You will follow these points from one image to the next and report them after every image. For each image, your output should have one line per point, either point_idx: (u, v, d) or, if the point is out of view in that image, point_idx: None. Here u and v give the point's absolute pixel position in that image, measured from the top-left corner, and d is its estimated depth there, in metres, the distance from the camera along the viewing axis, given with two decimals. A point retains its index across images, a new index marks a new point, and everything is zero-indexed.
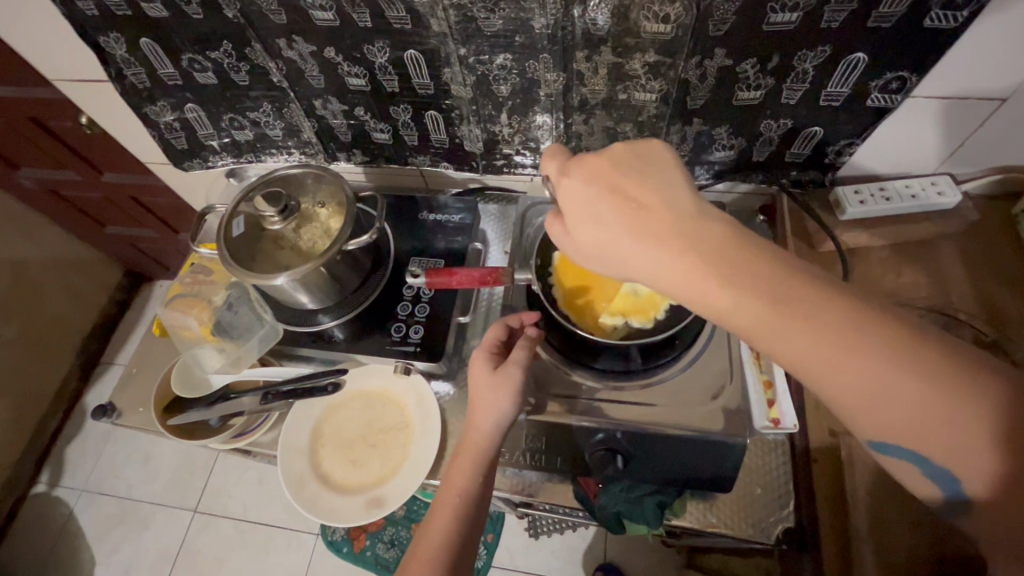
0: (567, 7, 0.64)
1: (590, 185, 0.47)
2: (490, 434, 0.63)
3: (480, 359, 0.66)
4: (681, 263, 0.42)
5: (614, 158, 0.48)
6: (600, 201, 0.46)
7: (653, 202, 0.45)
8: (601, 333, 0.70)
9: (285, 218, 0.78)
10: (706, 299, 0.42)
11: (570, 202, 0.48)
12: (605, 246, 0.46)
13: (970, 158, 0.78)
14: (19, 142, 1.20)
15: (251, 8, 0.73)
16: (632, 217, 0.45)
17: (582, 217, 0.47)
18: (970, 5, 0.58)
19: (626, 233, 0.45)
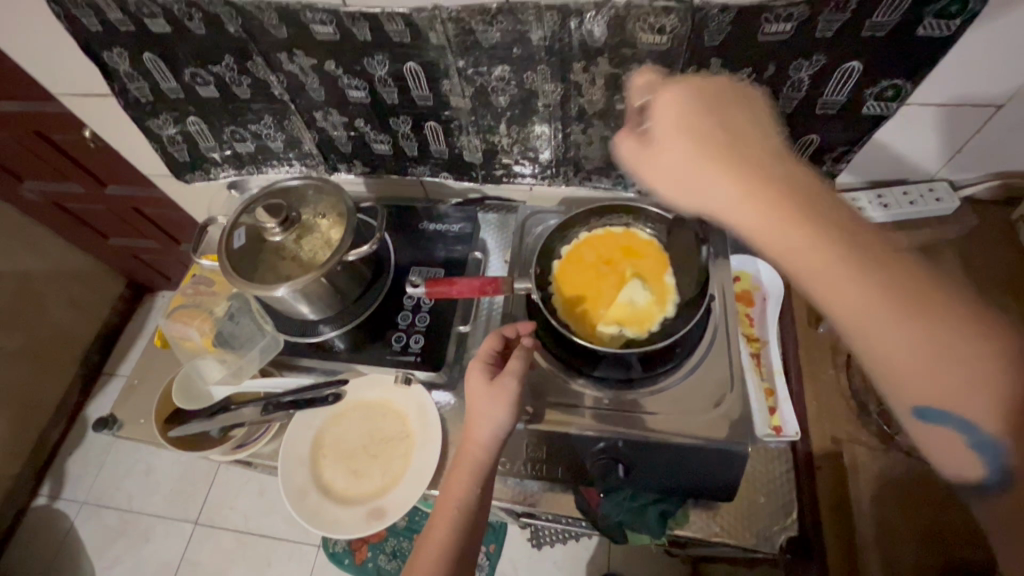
0: (564, 19, 0.65)
1: (684, 100, 0.49)
2: (488, 445, 0.63)
3: (477, 368, 0.66)
4: (762, 190, 0.43)
5: (712, 88, 0.50)
6: (692, 115, 0.48)
7: (745, 132, 0.47)
8: (598, 340, 0.69)
9: (286, 229, 0.79)
10: (778, 224, 0.42)
11: (659, 115, 0.49)
12: (686, 158, 0.47)
13: (968, 165, 0.79)
14: (24, 156, 1.21)
15: (252, 23, 0.74)
16: (720, 137, 0.46)
17: (667, 128, 0.49)
18: (962, 15, 0.59)
19: (711, 148, 0.46)
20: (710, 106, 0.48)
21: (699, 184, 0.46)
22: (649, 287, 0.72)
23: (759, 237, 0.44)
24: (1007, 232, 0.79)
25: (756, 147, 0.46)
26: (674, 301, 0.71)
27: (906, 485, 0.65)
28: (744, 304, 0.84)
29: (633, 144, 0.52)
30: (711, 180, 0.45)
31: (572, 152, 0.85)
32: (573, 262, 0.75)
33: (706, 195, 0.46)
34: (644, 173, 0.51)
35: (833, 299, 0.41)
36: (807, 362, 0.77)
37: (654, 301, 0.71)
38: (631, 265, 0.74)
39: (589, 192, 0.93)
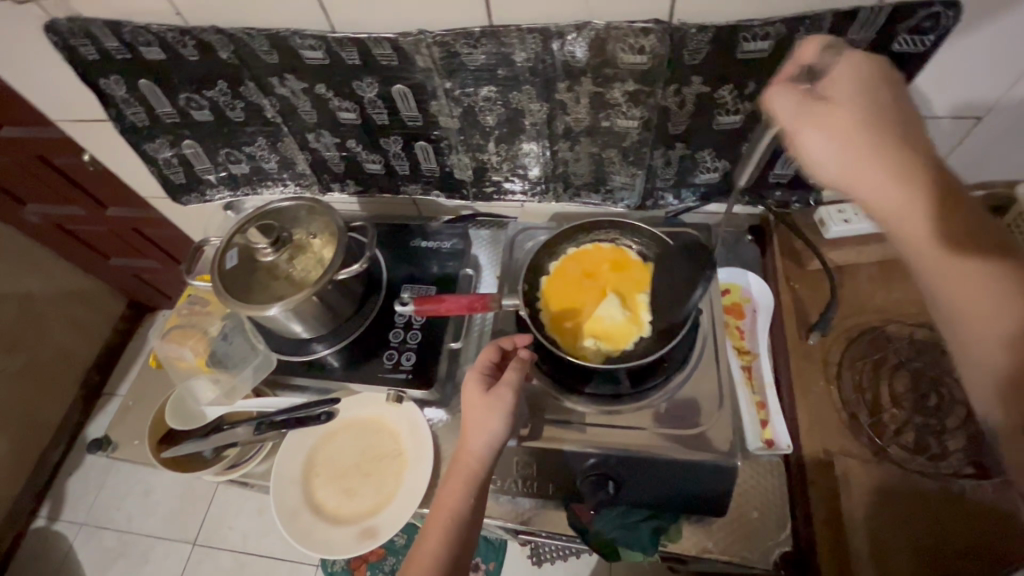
0: (547, 41, 0.67)
1: (864, 74, 0.51)
2: (481, 460, 0.63)
3: (473, 379, 0.66)
4: (907, 173, 0.47)
5: (886, 69, 0.52)
6: (859, 86, 0.51)
7: (913, 119, 0.50)
8: (572, 352, 0.70)
9: (277, 249, 0.80)
10: (931, 216, 0.47)
11: (835, 83, 0.51)
12: (856, 132, 0.49)
13: (952, 177, 0.79)
14: (24, 180, 1.23)
15: (245, 49, 0.76)
16: (896, 118, 0.49)
17: (844, 97, 0.50)
18: (935, 31, 0.60)
19: (889, 127, 0.49)
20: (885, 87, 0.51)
21: (861, 160, 0.49)
22: (627, 305, 0.72)
23: (902, 223, 0.48)
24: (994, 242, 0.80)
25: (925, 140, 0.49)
26: (649, 322, 0.71)
27: (899, 498, 0.65)
28: (734, 317, 0.85)
29: (795, 103, 0.52)
30: (876, 157, 0.48)
31: (561, 168, 0.86)
32: (559, 276, 0.76)
33: (859, 164, 0.49)
34: (799, 132, 0.52)
35: (953, 289, 0.46)
36: (798, 375, 0.76)
37: (632, 318, 0.71)
38: (609, 282, 0.75)
39: (579, 207, 0.93)
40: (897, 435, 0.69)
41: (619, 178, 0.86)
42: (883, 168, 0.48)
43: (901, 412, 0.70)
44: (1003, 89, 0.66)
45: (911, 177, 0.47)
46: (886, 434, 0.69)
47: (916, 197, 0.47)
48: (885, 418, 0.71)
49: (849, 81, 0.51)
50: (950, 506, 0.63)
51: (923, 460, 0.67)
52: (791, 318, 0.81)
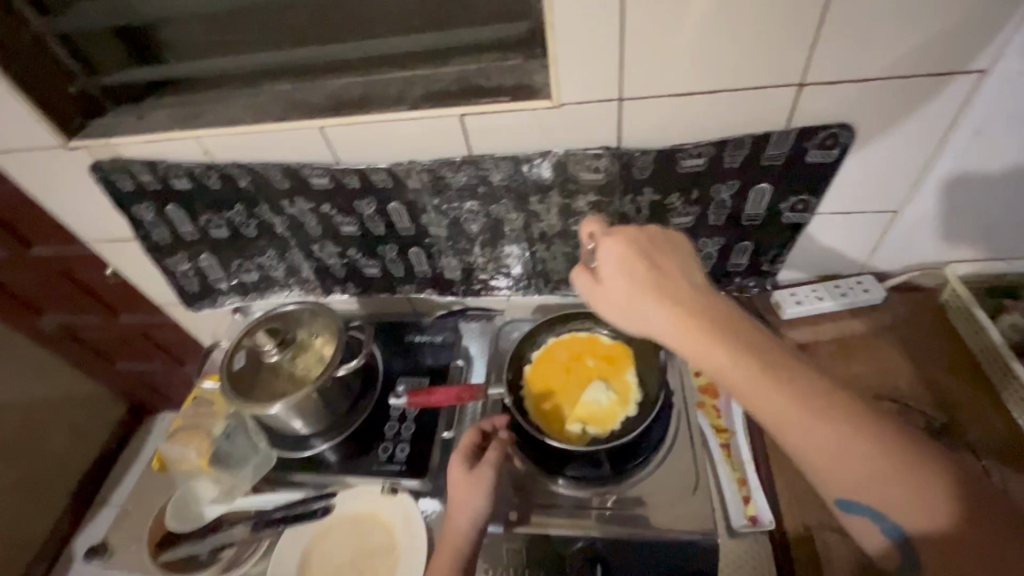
0: (518, 165, 0.80)
1: (627, 245, 0.59)
2: (466, 536, 0.66)
3: (457, 460, 0.71)
4: (688, 319, 0.53)
5: (651, 232, 0.61)
6: (631, 256, 0.58)
7: (672, 270, 0.57)
8: (560, 436, 0.74)
9: (283, 350, 0.87)
10: (706, 354, 0.51)
11: (608, 259, 0.59)
12: (635, 299, 0.56)
13: (887, 260, 0.89)
14: (46, 292, 1.32)
15: (262, 179, 0.89)
16: (654, 279, 0.56)
17: (614, 272, 0.58)
18: (838, 145, 0.73)
19: (651, 290, 0.55)
20: (645, 248, 0.59)
21: (653, 324, 0.55)
22: (614, 387, 0.78)
23: (695, 361, 0.52)
24: (935, 317, 0.88)
25: (686, 283, 0.56)
26: (636, 400, 0.77)
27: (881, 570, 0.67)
28: (711, 396, 0.88)
29: (588, 284, 0.61)
30: (647, 303, 0.55)
31: (540, 266, 0.96)
32: (545, 361, 0.82)
33: (650, 319, 0.55)
34: (599, 307, 0.60)
35: (764, 409, 0.49)
36: (773, 450, 0.80)
37: (617, 400, 0.76)
38: (595, 365, 0.80)
39: (560, 299, 1.02)
40: None
41: None
42: (665, 317, 0.54)
43: None
44: (908, 187, 0.78)
45: (678, 329, 0.53)
46: None
47: (690, 344, 0.52)
48: None
49: (624, 252, 0.58)
50: None
51: None
52: None
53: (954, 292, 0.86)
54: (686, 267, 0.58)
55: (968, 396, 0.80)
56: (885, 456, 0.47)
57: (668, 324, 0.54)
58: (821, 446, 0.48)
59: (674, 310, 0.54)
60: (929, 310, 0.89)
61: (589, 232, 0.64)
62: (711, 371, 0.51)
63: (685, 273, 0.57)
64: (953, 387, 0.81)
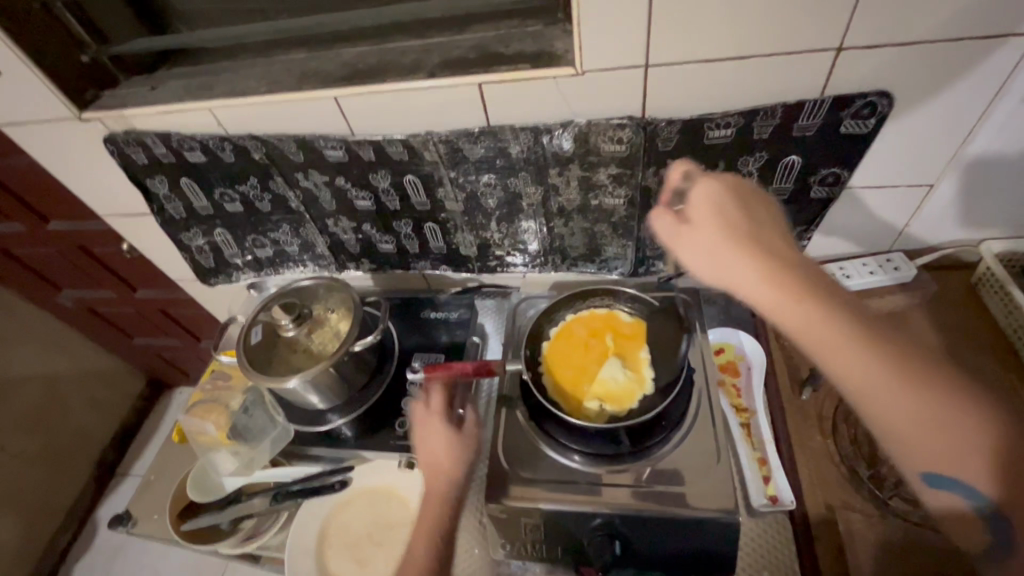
0: (537, 136, 0.77)
1: (714, 194, 0.59)
2: (453, 477, 0.72)
3: (439, 412, 0.75)
4: (775, 270, 0.52)
5: (746, 186, 0.60)
6: (720, 205, 0.58)
7: (764, 225, 0.57)
8: (579, 414, 0.73)
9: (299, 325, 0.86)
10: (783, 307, 0.51)
11: (697, 205, 0.60)
12: (717, 245, 0.56)
13: (919, 237, 0.86)
14: (65, 268, 1.33)
15: (275, 151, 0.87)
16: (741, 228, 0.56)
17: (703, 216, 0.58)
18: (874, 115, 0.69)
19: (738, 237, 0.56)
20: (737, 200, 0.59)
21: (737, 271, 0.54)
22: (628, 365, 0.76)
23: (771, 316, 0.52)
24: (967, 296, 0.86)
25: (778, 238, 0.56)
26: (654, 378, 0.75)
27: (905, 552, 0.67)
28: (730, 375, 0.88)
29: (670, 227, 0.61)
30: (733, 253, 0.55)
31: (557, 242, 0.94)
32: (565, 336, 0.81)
33: (733, 269, 0.55)
34: (678, 250, 0.60)
35: (843, 369, 0.47)
36: (795, 429, 0.79)
37: (636, 378, 0.75)
38: (613, 342, 0.79)
39: (576, 277, 1.01)
40: (897, 487, 0.70)
41: (611, 249, 0.93)
42: (751, 266, 0.54)
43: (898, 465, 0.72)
44: (945, 160, 0.74)
45: (761, 277, 0.52)
46: (886, 487, 0.71)
47: (768, 294, 0.52)
48: (883, 471, 0.73)
49: (713, 202, 0.59)
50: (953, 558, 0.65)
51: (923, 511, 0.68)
52: (784, 373, 0.85)
53: (988, 268, 0.83)
54: (777, 224, 0.57)
55: (999, 376, 0.77)
56: (978, 432, 0.43)
57: (747, 271, 0.53)
58: (906, 411, 0.44)
59: (760, 257, 0.54)
60: (960, 289, 0.87)
61: (685, 172, 0.65)
62: (790, 325, 0.51)
63: (778, 229, 0.57)
64: (984, 368, 0.78)
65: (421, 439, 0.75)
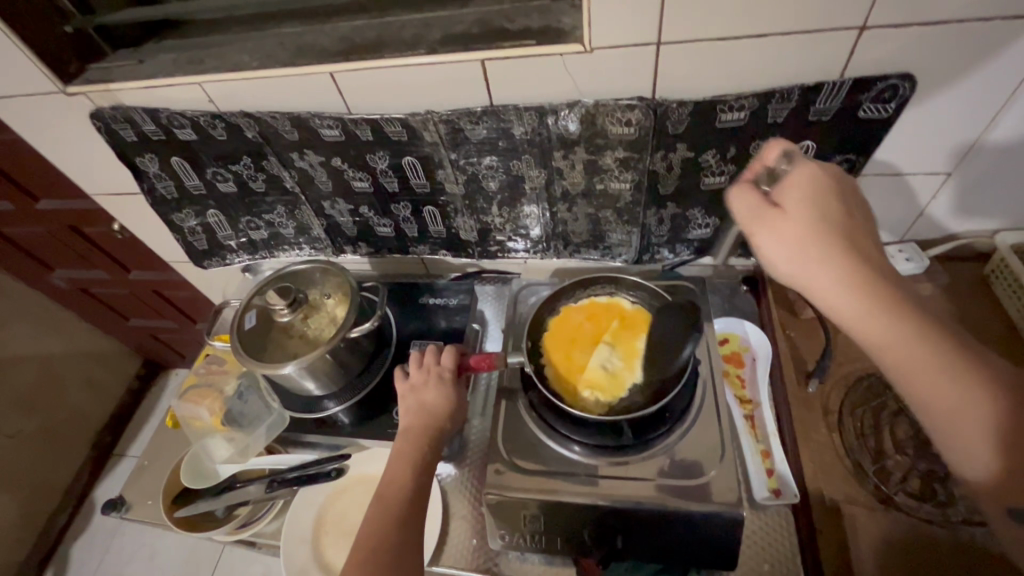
0: (542, 116, 0.74)
1: (811, 181, 0.52)
2: (435, 422, 0.71)
3: (448, 353, 0.77)
4: (866, 276, 0.47)
5: (836, 170, 0.54)
6: (812, 190, 0.51)
7: (859, 221, 0.51)
8: (575, 404, 0.72)
9: (294, 310, 0.83)
10: (879, 324, 0.46)
11: (793, 189, 0.52)
12: (815, 243, 0.48)
13: (932, 225, 0.84)
14: (56, 247, 1.30)
15: (269, 130, 0.84)
16: (844, 227, 0.49)
17: (802, 204, 0.50)
18: (895, 99, 0.66)
19: (829, 232, 0.49)
20: (834, 186, 0.52)
21: (838, 277, 0.47)
22: (622, 350, 0.75)
23: (858, 329, 0.47)
24: (978, 289, 0.84)
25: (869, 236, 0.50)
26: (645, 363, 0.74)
27: (910, 546, 0.65)
28: (735, 366, 0.87)
29: (754, 209, 0.52)
30: (821, 250, 0.48)
31: (560, 227, 0.91)
32: (562, 321, 0.79)
33: (817, 271, 0.48)
34: (757, 236, 0.52)
35: (932, 395, 0.45)
36: (800, 422, 0.77)
37: (625, 364, 0.73)
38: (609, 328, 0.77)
39: (579, 263, 0.98)
40: (903, 481, 0.69)
41: (615, 236, 0.91)
42: (837, 269, 0.47)
43: (905, 458, 0.71)
44: (963, 150, 0.72)
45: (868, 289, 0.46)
46: (893, 481, 0.70)
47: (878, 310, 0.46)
48: (890, 464, 0.71)
49: (806, 184, 0.52)
50: (959, 555, 0.64)
51: (930, 508, 0.67)
52: (790, 363, 0.82)
53: (1002, 260, 0.81)
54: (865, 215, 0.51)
55: None
56: None
57: (847, 282, 0.47)
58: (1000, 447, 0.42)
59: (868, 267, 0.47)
60: (972, 280, 0.85)
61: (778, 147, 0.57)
62: (873, 339, 0.47)
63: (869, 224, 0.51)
64: None
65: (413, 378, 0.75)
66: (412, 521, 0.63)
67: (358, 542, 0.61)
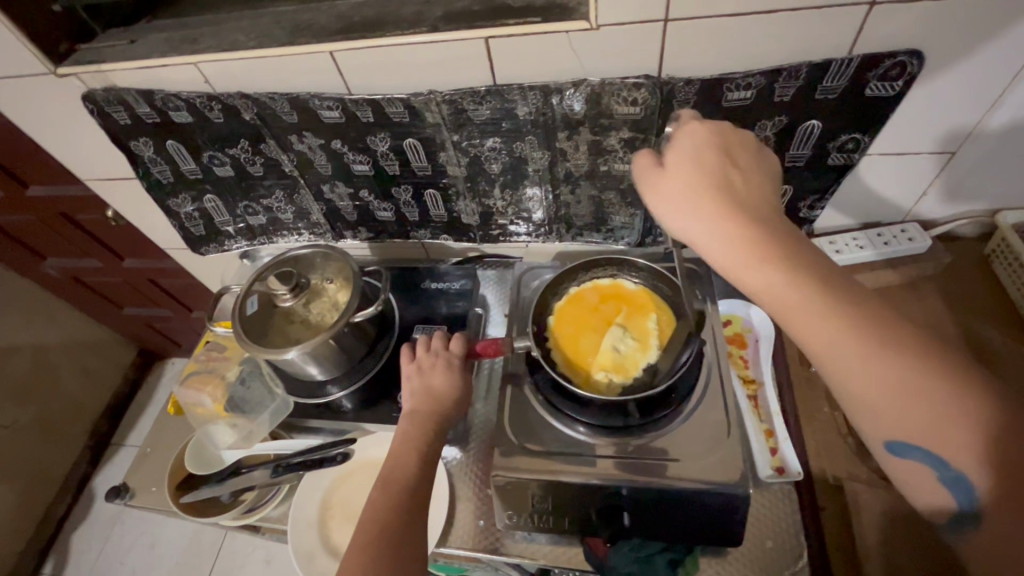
0: (546, 96, 0.73)
1: (694, 140, 0.55)
2: (442, 406, 0.71)
3: (456, 342, 0.76)
4: (735, 224, 0.49)
5: (734, 130, 0.57)
6: (700, 148, 0.54)
7: (746, 172, 0.53)
8: (587, 386, 0.72)
9: (296, 295, 0.83)
10: (750, 270, 0.48)
11: (678, 150, 0.55)
12: (690, 201, 0.51)
13: (934, 206, 0.84)
14: (48, 236, 1.28)
15: (267, 112, 0.82)
16: (717, 181, 0.52)
17: (684, 163, 0.53)
18: (903, 77, 0.66)
19: (708, 184, 0.51)
20: (721, 143, 0.55)
21: (710, 231, 0.50)
22: (634, 332, 0.75)
23: (737, 276, 0.49)
24: (980, 268, 0.85)
25: (752, 187, 0.52)
26: (656, 346, 0.74)
27: (911, 520, 0.66)
28: (737, 347, 0.88)
29: (647, 169, 0.56)
30: (697, 202, 0.51)
31: (563, 210, 0.91)
32: (574, 303, 0.79)
33: (694, 224, 0.51)
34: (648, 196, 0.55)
35: (813, 337, 0.45)
36: (803, 402, 0.78)
37: (637, 346, 0.73)
38: (621, 310, 0.77)
39: (581, 247, 0.98)
40: None
41: (618, 218, 0.91)
42: (709, 220, 0.50)
43: None
44: (969, 129, 0.71)
45: (731, 239, 0.49)
46: None
47: (741, 261, 0.48)
48: None
49: (693, 141, 0.55)
50: None
51: None
52: (793, 347, 0.84)
53: (1003, 239, 0.81)
54: (758, 170, 0.54)
55: (1007, 347, 0.77)
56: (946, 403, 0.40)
57: (717, 234, 0.50)
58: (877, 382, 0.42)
59: (734, 220, 0.49)
60: (974, 260, 0.86)
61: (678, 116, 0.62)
62: (750, 284, 0.48)
63: (757, 177, 0.54)
64: (994, 340, 0.78)
65: (423, 363, 0.75)
66: (417, 507, 0.62)
67: (363, 526, 0.60)
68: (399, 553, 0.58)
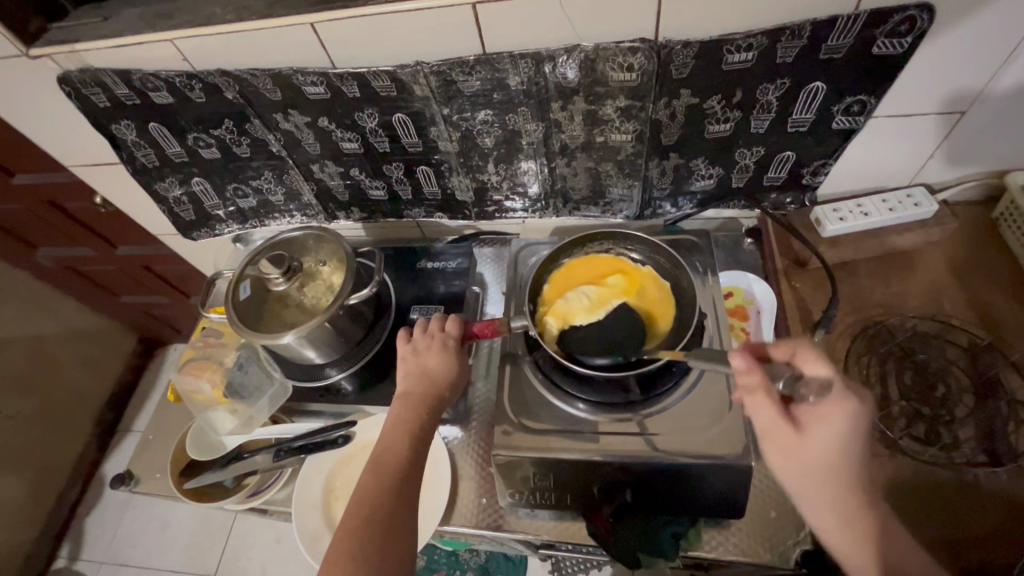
0: (538, 64, 0.70)
1: (854, 424, 0.53)
2: (434, 389, 0.70)
3: (454, 322, 0.75)
4: (820, 487, 0.54)
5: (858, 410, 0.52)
6: (828, 419, 0.53)
7: (834, 445, 0.53)
8: (542, 327, 0.73)
9: (289, 278, 0.81)
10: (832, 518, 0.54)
11: (823, 418, 0.53)
12: (793, 456, 0.54)
13: (941, 169, 0.81)
14: (38, 225, 1.26)
15: (249, 89, 0.79)
16: (856, 466, 0.53)
17: (828, 439, 0.53)
18: (912, 33, 0.63)
19: (817, 455, 0.53)
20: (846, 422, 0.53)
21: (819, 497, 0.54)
22: (596, 295, 0.73)
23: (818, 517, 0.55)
24: (988, 231, 0.83)
25: (836, 458, 0.53)
26: (601, 316, 0.71)
27: (915, 489, 0.65)
28: (739, 319, 0.86)
29: (772, 423, 0.54)
30: (797, 460, 0.54)
31: (559, 184, 0.88)
32: (590, 263, 0.79)
33: (797, 476, 0.55)
34: (763, 441, 0.56)
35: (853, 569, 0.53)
36: None
37: (588, 307, 0.72)
38: (611, 279, 0.75)
39: (579, 221, 0.96)
40: (909, 426, 0.69)
41: (616, 191, 0.88)
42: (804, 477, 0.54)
43: (911, 405, 0.71)
44: (980, 87, 0.68)
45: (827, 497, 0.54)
46: (899, 426, 0.69)
47: (830, 515, 0.54)
48: (895, 411, 0.71)
49: (829, 412, 0.53)
50: (967, 496, 0.64)
51: (935, 451, 0.67)
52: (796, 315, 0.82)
53: (1012, 201, 0.78)
54: (838, 443, 0.53)
55: (1012, 312, 0.76)
56: None
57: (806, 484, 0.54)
58: None
59: (829, 484, 0.54)
60: (981, 224, 0.83)
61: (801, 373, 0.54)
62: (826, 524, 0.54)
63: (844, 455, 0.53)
64: (998, 305, 0.77)
65: (414, 352, 0.73)
66: (406, 494, 0.61)
67: (350, 509, 0.60)
68: (383, 545, 0.57)
